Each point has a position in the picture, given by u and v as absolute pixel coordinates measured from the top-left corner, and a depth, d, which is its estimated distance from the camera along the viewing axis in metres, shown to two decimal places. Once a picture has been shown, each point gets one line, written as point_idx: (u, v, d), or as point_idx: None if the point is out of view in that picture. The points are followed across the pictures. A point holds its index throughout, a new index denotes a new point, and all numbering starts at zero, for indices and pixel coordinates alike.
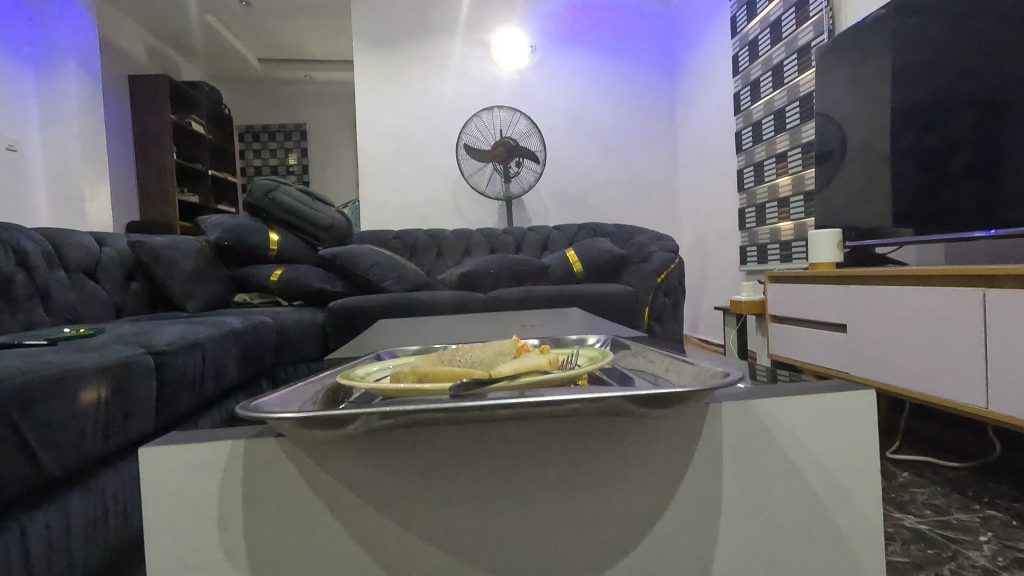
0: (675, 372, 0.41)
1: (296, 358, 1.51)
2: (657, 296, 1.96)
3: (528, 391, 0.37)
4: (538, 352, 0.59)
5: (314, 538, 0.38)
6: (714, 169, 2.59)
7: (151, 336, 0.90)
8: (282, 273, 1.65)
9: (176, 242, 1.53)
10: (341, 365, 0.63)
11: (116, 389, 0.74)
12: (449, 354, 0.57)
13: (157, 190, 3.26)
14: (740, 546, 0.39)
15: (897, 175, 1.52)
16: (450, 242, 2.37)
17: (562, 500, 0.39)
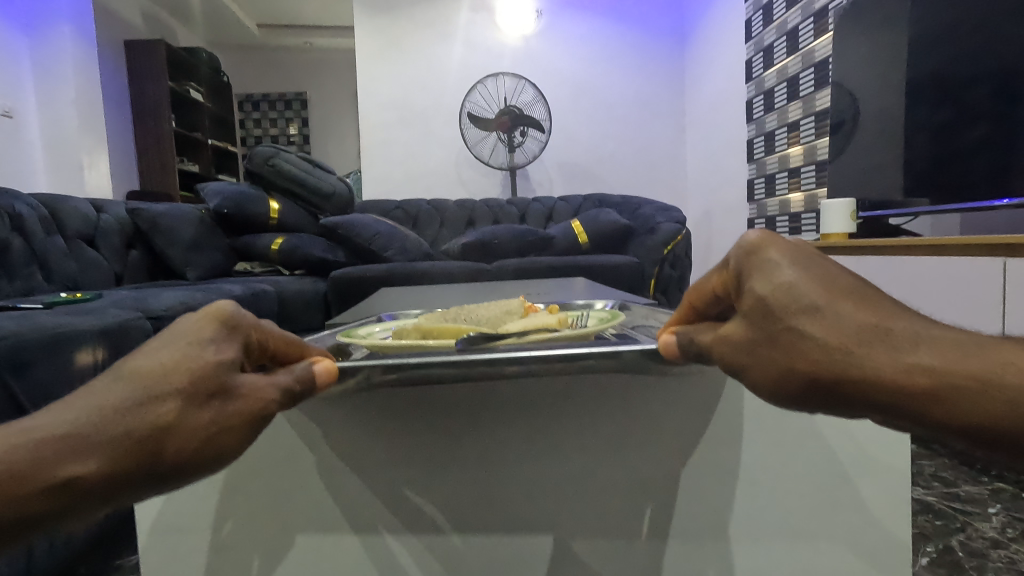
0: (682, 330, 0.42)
1: (298, 328, 1.49)
2: (662, 268, 1.94)
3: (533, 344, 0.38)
4: (545, 312, 0.57)
5: (363, 490, 0.44)
6: (722, 139, 2.54)
7: (149, 302, 0.89)
8: (282, 243, 1.63)
9: (175, 209, 1.51)
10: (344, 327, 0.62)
11: (113, 354, 0.73)
12: (454, 313, 0.56)
13: (156, 158, 3.21)
14: (735, 499, 0.45)
15: (911, 145, 1.48)
16: (453, 212, 2.34)
17: (569, 461, 0.44)
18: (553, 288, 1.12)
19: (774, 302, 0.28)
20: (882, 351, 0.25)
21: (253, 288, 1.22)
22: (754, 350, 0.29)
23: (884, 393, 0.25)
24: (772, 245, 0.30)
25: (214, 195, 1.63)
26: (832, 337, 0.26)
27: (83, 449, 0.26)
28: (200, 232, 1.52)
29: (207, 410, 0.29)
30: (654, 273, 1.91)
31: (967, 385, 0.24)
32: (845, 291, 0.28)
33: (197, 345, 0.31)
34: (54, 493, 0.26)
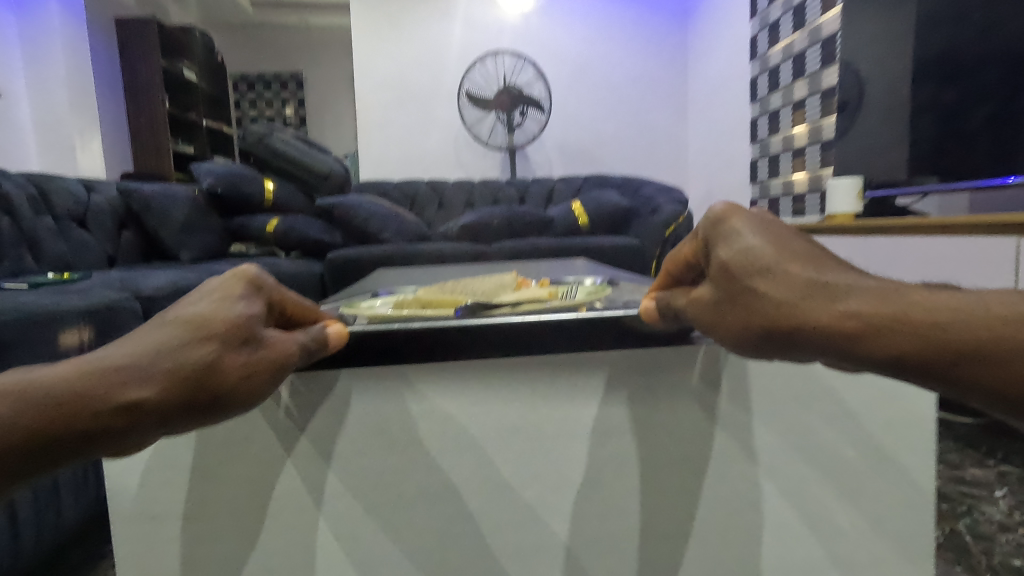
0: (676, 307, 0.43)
1: None
2: (665, 250, 1.91)
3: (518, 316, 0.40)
4: (540, 285, 0.56)
5: (439, 494, 0.44)
6: (725, 119, 2.50)
7: (139, 283, 0.87)
8: (278, 224, 1.60)
9: (168, 189, 1.48)
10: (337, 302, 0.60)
11: (101, 335, 0.72)
12: (450, 285, 0.54)
13: (150, 140, 3.17)
14: (805, 491, 0.46)
15: (915, 124, 1.46)
16: (452, 193, 2.31)
17: (632, 464, 0.45)
18: (552, 267, 1.11)
19: (732, 267, 0.34)
20: (812, 300, 0.31)
21: (247, 269, 1.21)
22: (722, 308, 0.35)
23: (824, 334, 0.30)
24: (735, 219, 0.37)
25: (207, 174, 1.60)
26: (774, 292, 0.32)
27: (142, 377, 0.30)
28: (194, 212, 1.50)
29: (240, 353, 0.34)
30: (656, 254, 1.89)
31: (896, 325, 0.28)
32: (786, 258, 0.34)
33: (230, 300, 0.36)
34: (117, 414, 0.30)
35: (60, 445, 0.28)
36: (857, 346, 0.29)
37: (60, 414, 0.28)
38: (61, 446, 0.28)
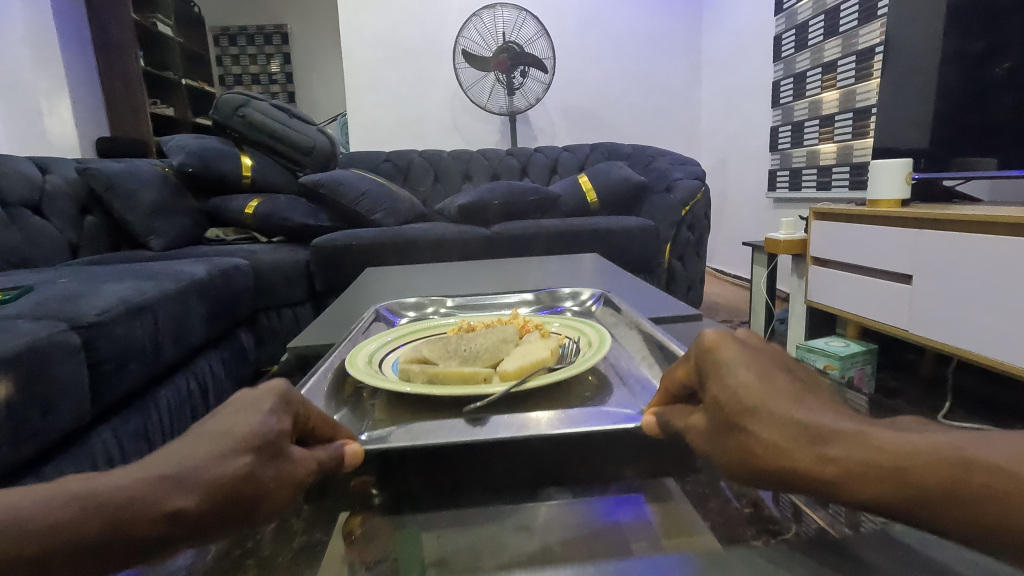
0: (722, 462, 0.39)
1: (277, 304, 1.47)
2: (680, 231, 1.85)
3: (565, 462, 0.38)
4: (539, 335, 0.57)
5: None
6: (744, 79, 2.33)
7: (81, 303, 0.80)
8: (257, 206, 1.56)
9: (134, 168, 1.39)
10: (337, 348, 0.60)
11: (29, 381, 0.65)
12: (455, 343, 0.54)
13: (126, 102, 2.97)
14: None
15: (947, 87, 1.31)
16: (448, 164, 2.18)
17: None
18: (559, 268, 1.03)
19: (721, 401, 0.28)
20: (815, 445, 0.24)
21: (218, 265, 1.18)
22: (708, 446, 0.28)
23: (811, 482, 0.24)
24: (727, 341, 0.30)
25: (178, 151, 1.54)
26: (774, 436, 0.25)
27: (179, 485, 0.24)
28: (164, 195, 1.41)
29: (274, 466, 0.27)
30: (670, 236, 1.83)
31: (877, 469, 0.23)
32: (780, 386, 0.27)
33: (253, 409, 0.29)
34: (153, 530, 0.23)
35: (78, 567, 0.22)
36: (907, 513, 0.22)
37: (100, 526, 0.22)
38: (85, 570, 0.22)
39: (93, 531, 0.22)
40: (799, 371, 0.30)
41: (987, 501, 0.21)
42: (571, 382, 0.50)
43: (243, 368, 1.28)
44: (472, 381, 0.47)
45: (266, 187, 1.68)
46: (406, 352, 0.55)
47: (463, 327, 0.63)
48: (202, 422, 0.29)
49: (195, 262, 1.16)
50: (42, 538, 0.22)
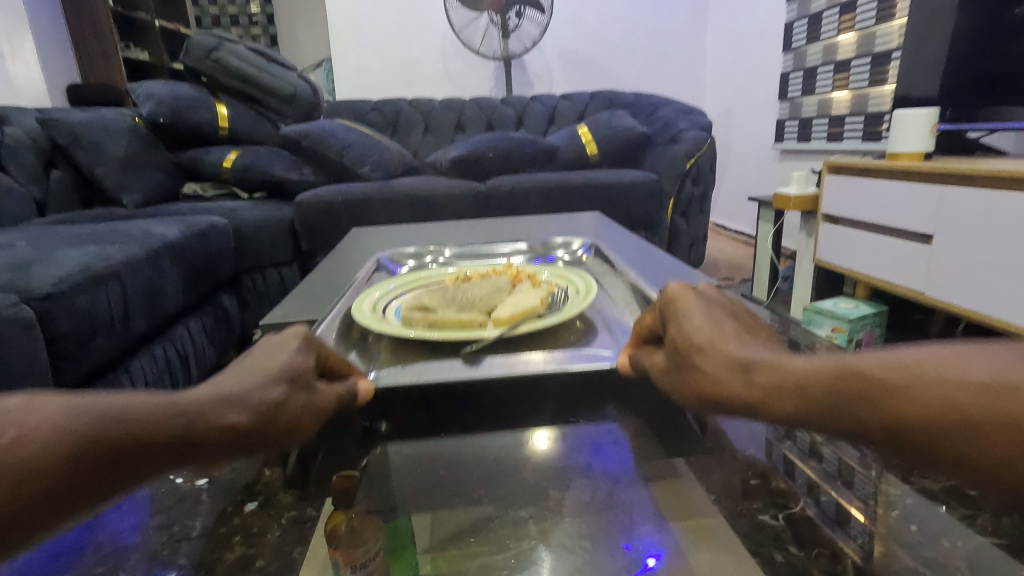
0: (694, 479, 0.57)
1: (262, 265, 1.48)
2: (684, 185, 1.78)
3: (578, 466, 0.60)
4: (529, 285, 0.65)
5: None
6: (755, 22, 2.23)
7: (37, 272, 0.78)
8: (235, 159, 1.57)
9: (99, 121, 1.44)
10: (347, 294, 0.68)
11: None
12: (452, 292, 0.62)
13: (96, 47, 2.80)
14: None
15: (980, 35, 1.31)
16: (439, 114, 2.07)
17: None
18: (552, 224, 1.01)
19: (677, 343, 0.38)
20: (741, 372, 0.34)
21: (192, 225, 1.18)
22: (669, 381, 0.38)
23: (745, 404, 0.33)
24: (683, 296, 0.42)
25: (147, 98, 1.53)
26: (713, 367, 0.35)
27: (237, 405, 0.33)
28: (134, 149, 1.48)
29: (302, 394, 0.38)
30: (674, 191, 1.77)
31: (786, 385, 0.31)
32: (724, 334, 0.37)
33: (284, 349, 0.41)
34: (223, 435, 0.32)
35: (173, 453, 0.29)
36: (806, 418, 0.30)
37: (186, 420, 0.30)
38: (170, 457, 0.29)
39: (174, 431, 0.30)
40: (745, 317, 0.41)
41: (860, 407, 0.29)
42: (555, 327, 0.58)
43: (226, 332, 1.29)
44: (468, 326, 0.55)
45: (244, 138, 1.68)
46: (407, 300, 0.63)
47: (460, 275, 0.70)
48: (249, 362, 0.39)
49: (169, 223, 1.15)
50: (145, 425, 0.29)
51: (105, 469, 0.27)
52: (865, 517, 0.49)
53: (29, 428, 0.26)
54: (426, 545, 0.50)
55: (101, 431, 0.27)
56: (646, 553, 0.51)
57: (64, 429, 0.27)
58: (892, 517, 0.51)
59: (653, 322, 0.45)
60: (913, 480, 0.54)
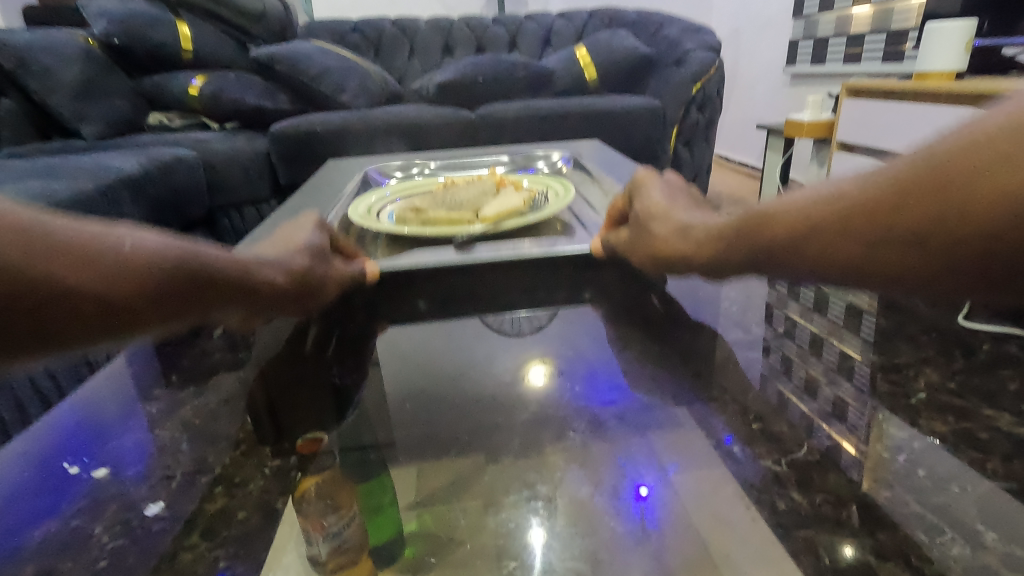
0: (689, 439, 0.54)
1: (235, 203, 1.53)
2: (688, 111, 1.69)
3: (569, 408, 0.59)
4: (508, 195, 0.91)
5: None
6: None
7: None
8: (201, 86, 1.66)
9: (48, 43, 1.51)
10: (372, 197, 0.99)
11: None
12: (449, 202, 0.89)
13: None
14: None
15: None
16: (426, 35, 1.95)
17: None
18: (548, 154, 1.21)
19: (641, 217, 0.64)
20: (673, 225, 0.59)
21: (153, 159, 1.20)
22: (636, 240, 0.64)
23: (689, 254, 0.55)
24: (646, 180, 0.70)
25: (99, 18, 1.61)
26: (664, 228, 0.60)
27: (271, 268, 0.55)
28: (89, 74, 1.56)
29: (320, 265, 0.63)
30: (678, 117, 1.68)
31: (704, 235, 0.54)
32: (673, 209, 0.62)
33: (301, 237, 0.67)
34: (263, 283, 0.53)
35: (231, 289, 0.48)
36: (709, 256, 0.52)
37: (238, 269, 0.50)
38: (228, 288, 0.48)
39: (233, 272, 0.49)
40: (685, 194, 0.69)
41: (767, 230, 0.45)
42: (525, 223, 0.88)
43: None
44: (459, 224, 0.86)
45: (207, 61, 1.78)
46: (403, 208, 0.92)
47: (445, 189, 0.98)
48: (277, 251, 0.62)
49: (127, 157, 1.17)
50: (215, 263, 0.47)
51: (189, 282, 0.44)
52: (856, 451, 0.51)
53: (144, 246, 0.42)
54: (411, 500, 0.48)
55: (186, 261, 0.44)
56: (638, 484, 0.49)
57: (166, 252, 0.43)
58: (896, 462, 0.49)
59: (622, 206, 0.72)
60: (921, 424, 0.53)
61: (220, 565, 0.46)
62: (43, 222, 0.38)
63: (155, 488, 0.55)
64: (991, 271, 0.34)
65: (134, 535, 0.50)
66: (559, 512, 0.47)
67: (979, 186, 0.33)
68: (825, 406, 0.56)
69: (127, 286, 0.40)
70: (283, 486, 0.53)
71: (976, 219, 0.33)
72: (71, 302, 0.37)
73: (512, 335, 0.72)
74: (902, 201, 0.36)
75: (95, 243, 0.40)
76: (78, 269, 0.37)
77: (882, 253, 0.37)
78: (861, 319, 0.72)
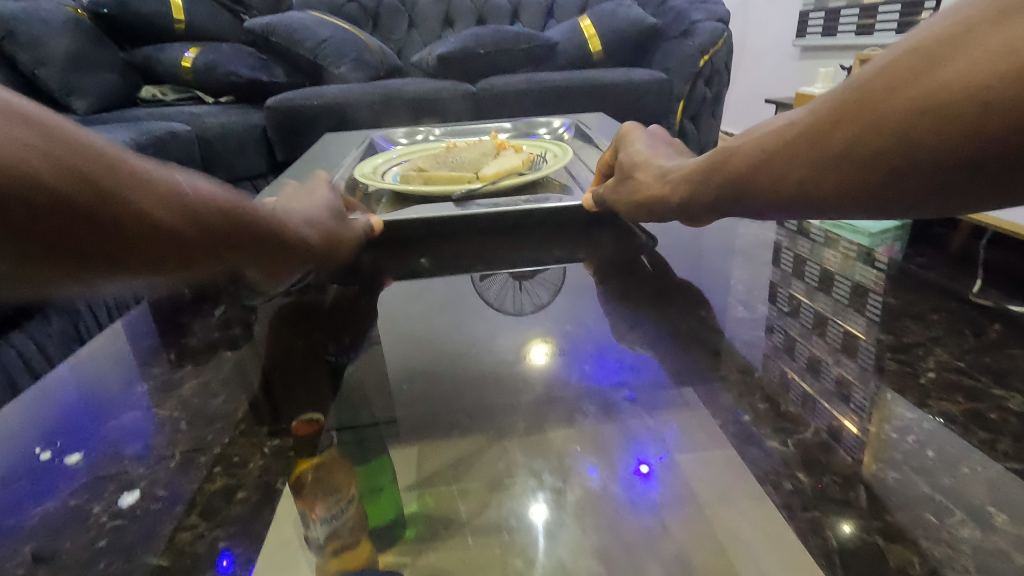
0: (693, 420, 0.52)
1: (233, 178, 1.53)
2: (696, 85, 1.66)
3: (569, 386, 0.58)
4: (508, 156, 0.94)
5: None
6: None
7: None
8: (193, 60, 1.67)
9: (36, 13, 1.51)
10: (372, 160, 1.00)
11: None
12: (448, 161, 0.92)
13: None
14: None
15: None
16: (427, 6, 1.91)
17: None
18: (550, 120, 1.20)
19: (626, 170, 0.76)
20: (654, 173, 0.71)
21: (145, 133, 1.18)
22: (619, 187, 0.76)
23: (671, 197, 0.66)
24: (630, 134, 0.82)
25: None
26: (646, 175, 0.72)
27: (301, 223, 0.59)
28: (78, 46, 1.57)
29: (341, 218, 0.69)
30: (685, 91, 1.65)
31: (681, 180, 0.64)
32: (652, 163, 0.73)
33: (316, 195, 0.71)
34: (291, 240, 0.55)
35: (265, 243, 0.50)
36: (690, 191, 0.62)
37: (272, 223, 0.51)
38: (262, 241, 0.49)
39: (268, 225, 0.50)
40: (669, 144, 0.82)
41: (723, 168, 0.55)
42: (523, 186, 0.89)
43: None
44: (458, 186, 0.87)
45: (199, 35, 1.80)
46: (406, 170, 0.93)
47: (449, 150, 0.99)
48: (298, 201, 0.69)
49: (119, 130, 1.15)
50: (256, 216, 0.48)
51: (236, 231, 0.45)
52: (858, 428, 0.50)
53: (198, 191, 0.41)
54: (411, 482, 0.47)
55: (234, 210, 0.44)
56: (639, 460, 0.49)
57: (213, 198, 0.43)
58: (904, 442, 0.48)
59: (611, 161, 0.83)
60: (929, 404, 0.52)
61: (218, 545, 0.46)
62: (117, 149, 0.36)
63: (154, 468, 0.54)
64: (894, 191, 0.39)
65: (133, 515, 0.49)
66: (562, 492, 0.46)
67: (883, 120, 0.38)
68: (825, 386, 0.56)
69: (188, 225, 0.39)
70: (283, 466, 0.52)
71: (877, 147, 0.39)
72: (143, 235, 0.36)
73: (513, 314, 0.71)
74: (824, 131, 0.42)
75: (161, 178, 0.38)
76: (152, 203, 0.36)
77: (812, 176, 0.44)
78: (867, 300, 0.71)
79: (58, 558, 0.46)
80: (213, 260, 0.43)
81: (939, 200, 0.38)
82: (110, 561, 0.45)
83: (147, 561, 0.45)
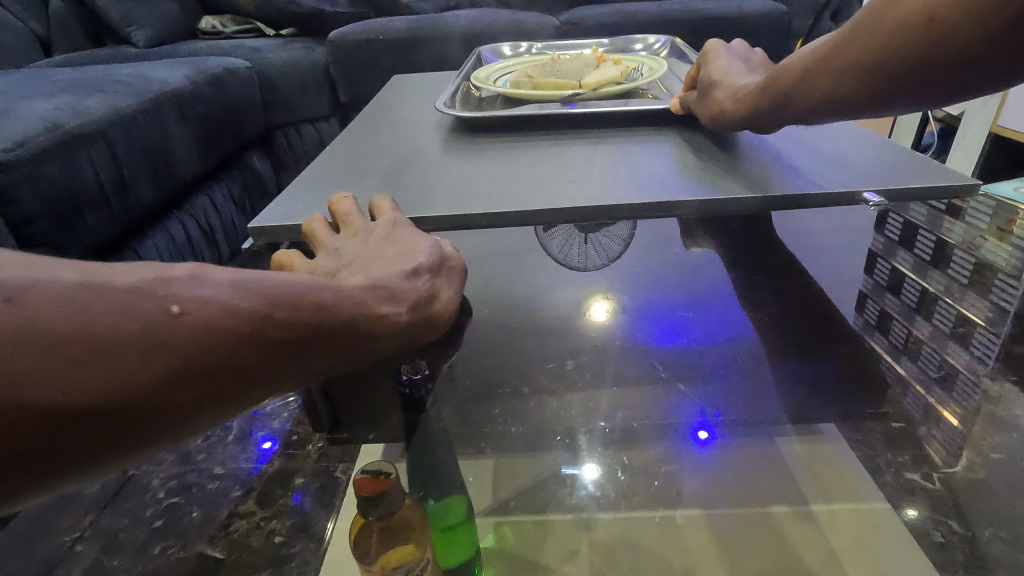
0: (810, 471, 0.43)
1: (297, 117, 1.47)
2: (821, 19, 1.50)
3: (648, 395, 0.49)
4: (613, 64, 0.82)
5: None
6: None
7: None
8: None
9: None
10: (469, 67, 0.91)
11: None
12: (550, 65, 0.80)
13: None
14: None
15: None
16: None
17: None
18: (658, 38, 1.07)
19: (707, 78, 0.60)
20: (731, 90, 0.57)
21: (202, 70, 1.12)
22: (698, 104, 0.61)
23: (718, 115, 0.57)
24: (713, 50, 0.66)
25: None
26: (719, 92, 0.58)
27: (391, 298, 0.32)
28: None
29: (444, 279, 0.38)
30: (805, 29, 1.51)
31: (741, 96, 0.55)
32: (728, 75, 0.59)
33: (417, 237, 0.40)
34: (384, 331, 0.31)
35: (332, 357, 0.29)
36: (744, 109, 0.54)
37: (342, 320, 0.29)
38: (323, 351, 0.28)
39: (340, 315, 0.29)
40: (751, 65, 0.65)
41: (769, 81, 0.51)
42: (626, 95, 0.77)
43: (259, 192, 1.34)
44: (563, 88, 0.75)
45: None
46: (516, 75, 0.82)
47: (557, 55, 0.87)
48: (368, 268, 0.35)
49: (174, 66, 1.10)
50: (314, 310, 0.28)
51: (261, 355, 0.26)
52: (959, 420, 0.44)
53: (196, 303, 0.25)
54: (488, 504, 0.42)
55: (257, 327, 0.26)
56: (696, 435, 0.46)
57: (226, 309, 0.25)
58: None
59: (690, 76, 0.67)
60: None
61: (277, 540, 0.42)
62: (18, 288, 0.22)
63: (212, 440, 0.50)
64: (914, 86, 0.41)
65: (188, 493, 0.46)
66: (653, 527, 0.40)
67: (888, 24, 0.40)
68: (929, 373, 0.48)
69: (155, 384, 0.23)
70: (343, 452, 0.48)
71: (888, 51, 0.41)
72: (51, 437, 0.21)
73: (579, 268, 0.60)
74: (840, 47, 0.44)
75: (110, 315, 0.23)
76: (82, 376, 0.22)
77: (838, 84, 0.45)
78: (993, 277, 0.52)
79: (112, 535, 0.43)
80: (241, 401, 0.26)
81: (940, 92, 0.41)
82: (164, 546, 0.42)
83: (201, 552, 0.41)
